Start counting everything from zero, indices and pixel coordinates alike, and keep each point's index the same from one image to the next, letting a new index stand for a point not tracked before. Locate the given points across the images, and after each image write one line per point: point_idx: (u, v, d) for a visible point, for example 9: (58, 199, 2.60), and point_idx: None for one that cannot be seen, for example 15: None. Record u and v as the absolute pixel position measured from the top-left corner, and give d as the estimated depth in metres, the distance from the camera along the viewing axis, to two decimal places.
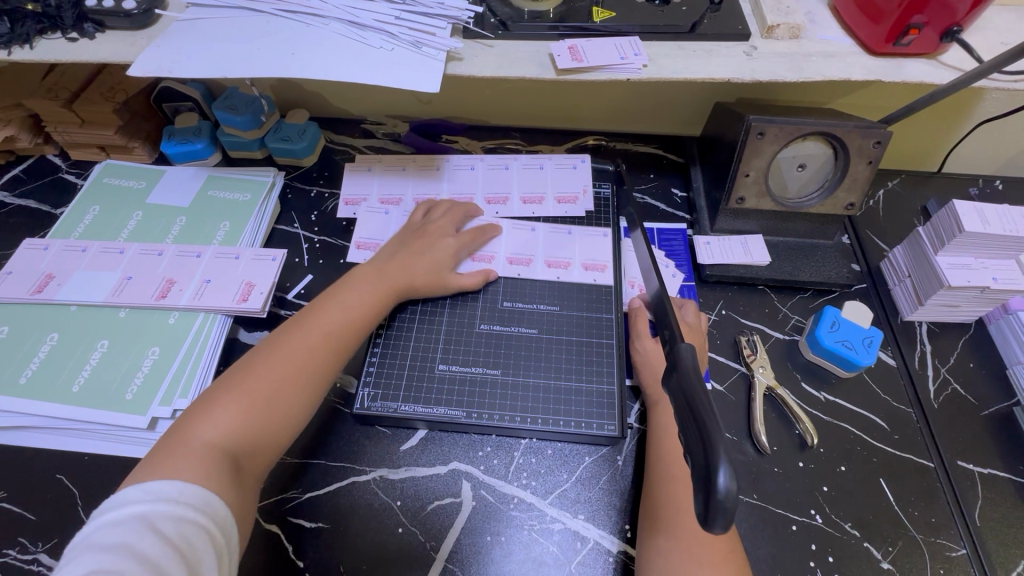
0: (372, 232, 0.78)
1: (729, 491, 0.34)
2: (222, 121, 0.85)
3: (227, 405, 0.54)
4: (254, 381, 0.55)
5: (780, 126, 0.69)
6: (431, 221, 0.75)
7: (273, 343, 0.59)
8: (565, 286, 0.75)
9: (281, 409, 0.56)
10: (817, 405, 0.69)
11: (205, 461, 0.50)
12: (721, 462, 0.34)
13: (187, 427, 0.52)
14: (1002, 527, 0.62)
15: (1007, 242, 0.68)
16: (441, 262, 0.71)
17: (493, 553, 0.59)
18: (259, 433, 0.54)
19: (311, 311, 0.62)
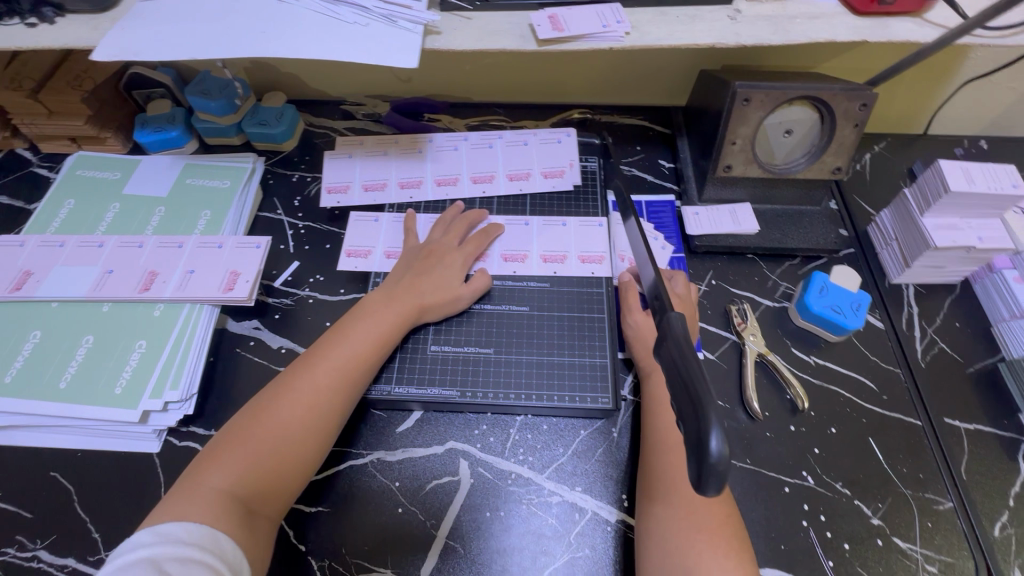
0: (361, 238, 0.76)
1: (721, 454, 0.34)
2: (196, 106, 0.82)
3: (237, 449, 0.54)
4: (264, 424, 0.55)
5: (766, 92, 0.68)
6: (432, 242, 0.72)
7: (282, 384, 0.59)
8: (560, 281, 0.73)
9: (291, 454, 0.55)
10: (807, 369, 0.70)
11: (214, 509, 0.49)
12: (713, 426, 0.34)
13: (201, 472, 0.52)
14: (986, 479, 0.63)
15: (992, 201, 0.68)
16: (447, 283, 0.69)
17: (493, 528, 0.60)
18: (269, 479, 0.53)
19: (319, 351, 0.61)
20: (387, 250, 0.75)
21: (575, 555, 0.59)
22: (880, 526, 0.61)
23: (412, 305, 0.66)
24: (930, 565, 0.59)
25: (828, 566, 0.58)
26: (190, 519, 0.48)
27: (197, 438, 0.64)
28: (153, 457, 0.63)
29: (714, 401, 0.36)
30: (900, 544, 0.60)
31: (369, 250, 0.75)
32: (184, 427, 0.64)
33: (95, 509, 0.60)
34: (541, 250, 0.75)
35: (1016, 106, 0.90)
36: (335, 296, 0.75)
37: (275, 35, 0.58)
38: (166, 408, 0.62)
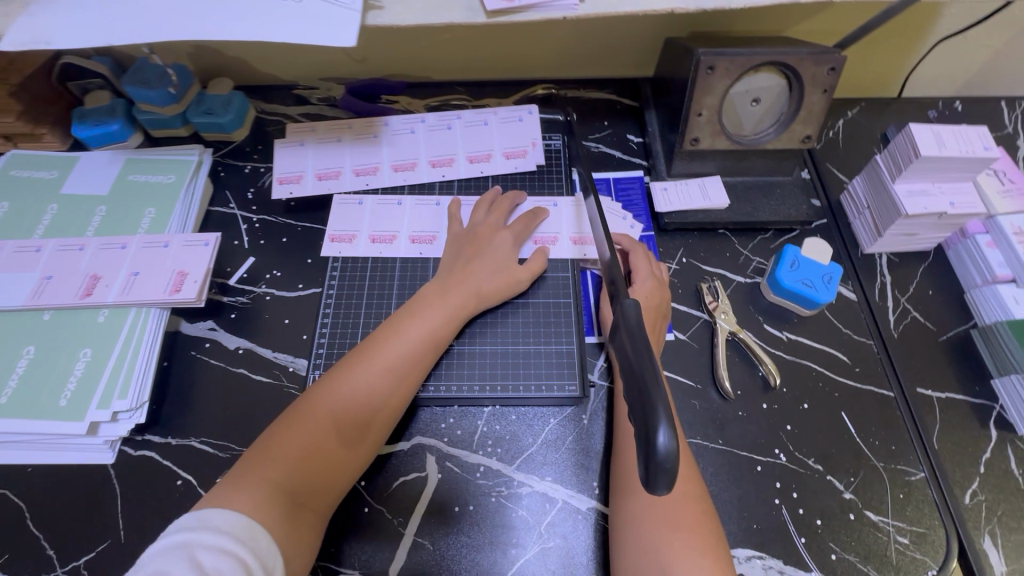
0: (346, 222, 0.73)
1: (669, 451, 0.32)
2: (135, 97, 0.77)
3: (289, 441, 0.53)
4: (317, 417, 0.55)
5: (730, 59, 0.65)
6: (477, 224, 0.70)
7: (335, 376, 0.58)
8: (556, 265, 0.71)
9: (341, 450, 0.55)
10: (780, 345, 0.69)
11: (263, 500, 0.49)
12: (660, 421, 0.33)
13: (255, 461, 0.52)
14: (958, 447, 0.63)
15: (963, 165, 0.66)
16: (500, 268, 0.67)
17: (462, 522, 0.59)
18: (319, 474, 0.53)
19: (373, 343, 0.60)
20: (373, 235, 0.72)
21: (546, 545, 0.58)
22: (852, 500, 0.60)
23: (468, 297, 0.64)
24: (902, 536, 0.58)
25: (800, 543, 0.58)
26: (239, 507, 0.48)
27: (154, 446, 0.62)
28: (107, 468, 0.61)
29: (663, 394, 0.35)
30: (872, 517, 0.59)
31: (354, 234, 0.72)
32: (139, 435, 0.62)
33: (49, 524, 0.58)
34: (534, 233, 0.72)
35: (990, 65, 0.88)
36: (293, 292, 0.72)
37: (200, 15, 0.54)
38: (116, 418, 0.60)
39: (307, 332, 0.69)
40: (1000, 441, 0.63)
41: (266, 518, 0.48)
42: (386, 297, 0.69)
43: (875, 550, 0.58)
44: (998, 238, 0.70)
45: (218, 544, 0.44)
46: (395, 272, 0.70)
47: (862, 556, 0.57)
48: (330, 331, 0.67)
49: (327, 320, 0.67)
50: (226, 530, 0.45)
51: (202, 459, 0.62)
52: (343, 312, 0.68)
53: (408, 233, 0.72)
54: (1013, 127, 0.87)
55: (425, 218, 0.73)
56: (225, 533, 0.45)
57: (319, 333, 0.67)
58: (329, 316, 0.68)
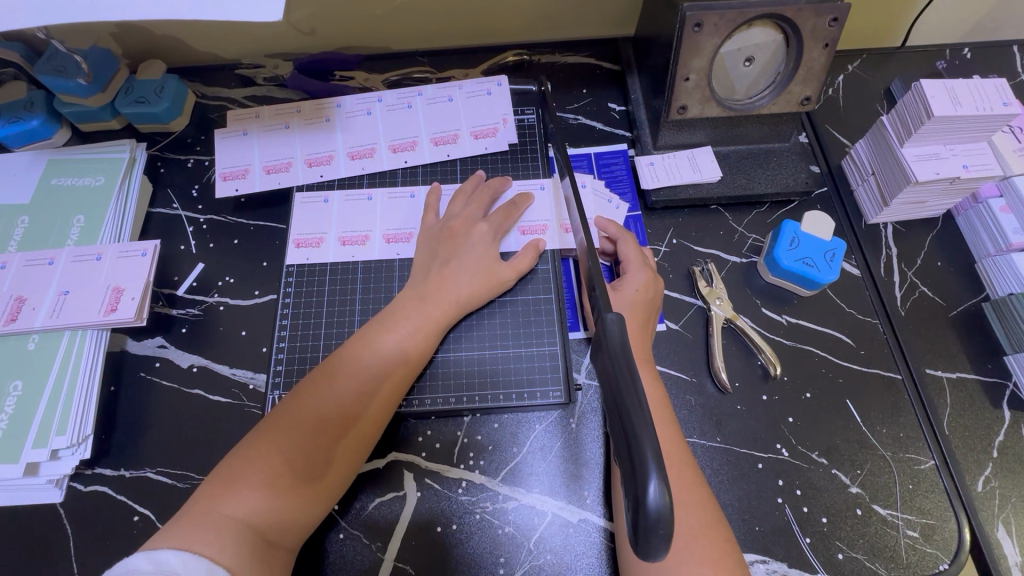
0: (311, 224, 0.66)
1: (659, 509, 0.31)
2: (53, 88, 0.68)
3: (254, 470, 0.46)
4: (284, 441, 0.48)
5: (721, 14, 0.57)
6: (452, 216, 0.63)
7: (303, 395, 0.51)
8: (546, 258, 0.64)
9: (316, 478, 0.49)
10: (779, 330, 0.64)
11: (228, 541, 0.42)
12: (651, 475, 0.31)
13: (212, 498, 0.45)
14: (969, 432, 0.59)
15: (978, 124, 0.60)
16: (482, 264, 0.60)
17: (446, 544, 0.55)
18: (291, 508, 0.47)
19: (345, 359, 0.54)
20: (343, 237, 0.65)
21: (536, 562, 0.54)
22: (859, 495, 0.56)
23: (451, 301, 0.58)
24: (912, 530, 0.55)
25: (805, 544, 0.54)
26: (203, 550, 0.41)
27: (106, 480, 0.57)
28: (55, 508, 0.55)
29: (652, 434, 0.33)
30: (881, 512, 0.56)
31: (322, 237, 0.65)
32: (88, 469, 0.57)
33: None
34: (519, 222, 0.65)
35: (1002, 6, 0.80)
36: (249, 300, 0.65)
37: None
38: (57, 455, 0.55)
39: (266, 343, 0.63)
40: (1013, 422, 0.60)
41: (235, 562, 0.42)
42: (349, 301, 0.63)
43: (884, 548, 0.54)
44: (1013, 202, 0.64)
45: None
46: (357, 275, 0.64)
47: (870, 554, 0.54)
48: (289, 343, 0.61)
49: (286, 331, 0.61)
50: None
51: (159, 491, 0.56)
52: (304, 321, 0.62)
53: (381, 232, 0.66)
54: None
55: (400, 214, 0.66)
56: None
57: (276, 348, 0.61)
58: (287, 328, 0.62)
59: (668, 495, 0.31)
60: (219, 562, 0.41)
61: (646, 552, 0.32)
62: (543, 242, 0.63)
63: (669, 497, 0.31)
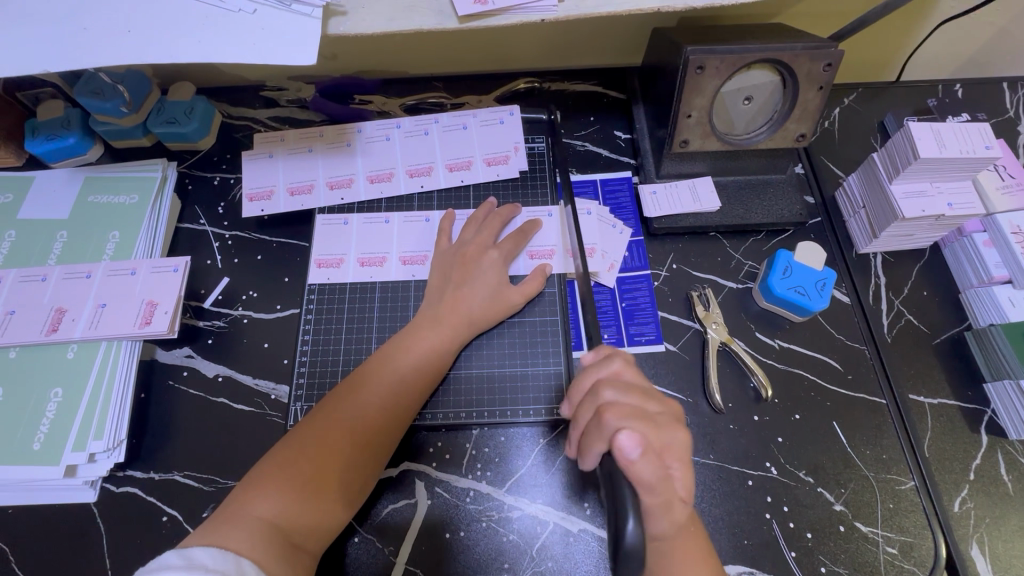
0: (332, 245, 0.70)
1: (634, 543, 0.39)
2: (90, 109, 0.72)
3: (282, 477, 0.51)
4: (310, 451, 0.53)
5: (721, 58, 0.61)
6: (465, 243, 0.67)
7: (327, 409, 0.56)
8: (552, 280, 0.68)
9: (338, 486, 0.53)
10: (772, 353, 0.67)
11: (258, 540, 0.46)
12: (629, 514, 0.40)
13: (243, 500, 0.49)
14: (948, 454, 0.63)
15: (963, 165, 0.64)
16: (492, 287, 0.64)
17: (454, 549, 0.59)
18: (316, 513, 0.51)
19: (366, 375, 0.58)
20: (361, 257, 0.69)
21: (538, 569, 0.57)
22: (842, 512, 0.60)
23: (464, 322, 0.62)
24: (891, 546, 0.58)
25: (790, 557, 0.58)
26: (236, 547, 0.45)
27: (137, 482, 0.61)
28: (90, 507, 0.59)
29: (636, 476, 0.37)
30: (862, 529, 0.59)
31: (342, 257, 0.69)
32: (120, 471, 0.61)
33: (34, 567, 0.57)
34: (527, 247, 0.69)
35: (991, 45, 0.84)
36: (271, 314, 0.69)
37: (142, 32, 0.48)
38: (93, 458, 0.59)
39: (287, 355, 0.67)
40: (990, 446, 0.63)
41: (264, 561, 0.45)
42: (367, 317, 0.67)
43: (864, 562, 0.58)
44: (995, 237, 0.68)
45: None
46: (374, 295, 0.68)
47: (851, 568, 0.58)
48: (310, 356, 0.65)
49: (307, 345, 0.65)
50: (213, 568, 0.41)
51: (186, 493, 0.60)
52: (323, 335, 0.66)
53: (398, 254, 0.69)
54: (1014, 111, 0.84)
55: (415, 236, 0.70)
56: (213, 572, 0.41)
57: (298, 362, 0.65)
58: (308, 342, 0.66)
59: (641, 532, 0.40)
60: (251, 558, 0.45)
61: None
62: (549, 267, 0.67)
63: None
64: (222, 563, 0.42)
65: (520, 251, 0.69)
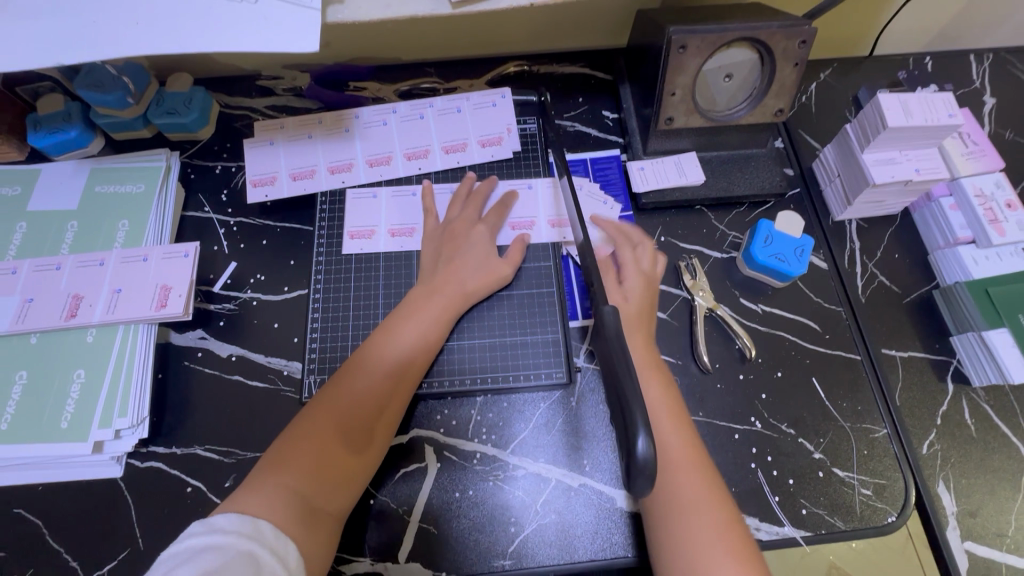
0: (361, 218, 0.73)
1: (646, 457, 0.38)
2: (91, 102, 0.73)
3: (299, 450, 0.54)
4: (326, 422, 0.56)
5: (702, 37, 0.64)
6: (451, 219, 0.71)
7: (335, 385, 0.59)
8: (532, 248, 0.72)
9: (354, 453, 0.57)
10: (755, 317, 0.72)
11: (279, 505, 0.50)
12: (639, 431, 0.38)
13: (266, 471, 0.53)
14: (917, 403, 0.68)
15: (928, 133, 0.68)
16: (482, 262, 0.68)
17: (464, 507, 0.63)
18: (335, 477, 0.55)
19: (369, 349, 0.62)
20: (352, 231, 0.72)
21: (542, 522, 0.62)
22: (821, 459, 0.65)
23: (459, 296, 0.66)
24: (865, 488, 0.64)
25: (774, 501, 0.63)
26: (256, 512, 0.49)
27: (160, 456, 0.64)
28: (117, 481, 0.63)
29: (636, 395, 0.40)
30: (839, 474, 0.64)
31: (373, 229, 0.73)
32: (144, 447, 0.64)
33: (67, 539, 0.60)
34: (509, 218, 0.73)
35: (959, 18, 0.87)
36: (280, 295, 0.72)
37: (150, 24, 0.50)
38: (119, 435, 0.62)
39: (297, 334, 0.70)
40: (955, 394, 0.68)
41: (286, 524, 0.49)
42: (373, 290, 0.70)
43: (841, 504, 0.63)
44: (961, 200, 0.72)
45: (224, 543, 0.44)
46: (379, 264, 0.72)
47: (829, 509, 0.63)
48: (320, 332, 0.68)
49: (316, 321, 0.69)
50: (231, 529, 0.45)
51: (209, 465, 0.64)
52: (331, 311, 0.69)
53: (385, 228, 0.73)
54: (981, 81, 0.88)
55: (401, 209, 0.74)
56: (230, 533, 0.45)
57: (309, 339, 0.68)
58: (318, 319, 0.69)
59: (654, 447, 0.38)
60: (270, 520, 0.49)
61: (637, 493, 0.39)
62: (529, 237, 0.72)
63: (654, 449, 0.38)
64: (239, 524, 0.46)
65: (502, 223, 0.73)
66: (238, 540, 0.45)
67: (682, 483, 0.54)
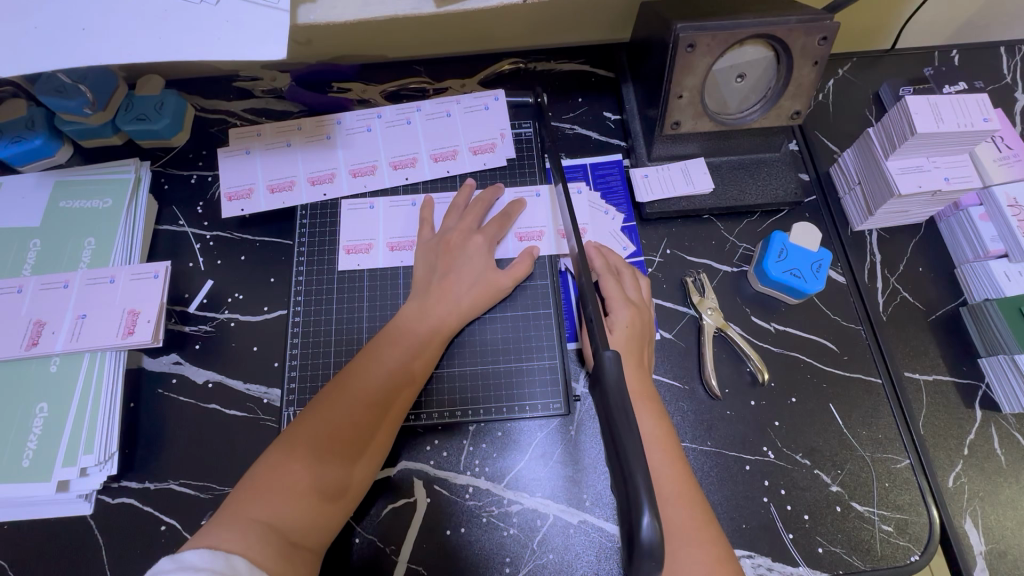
0: (358, 231, 0.68)
1: (651, 540, 0.35)
2: (54, 109, 0.68)
3: (276, 481, 0.50)
4: (306, 447, 0.52)
5: (713, 34, 0.58)
6: (448, 230, 0.66)
7: (317, 409, 0.55)
8: (541, 263, 0.67)
9: (335, 482, 0.52)
10: (768, 337, 0.67)
11: (252, 540, 0.46)
12: (644, 510, 0.35)
13: (240, 503, 0.48)
14: (942, 431, 0.63)
15: (960, 138, 0.63)
16: (479, 274, 0.63)
17: (455, 546, 0.59)
18: (315, 506, 0.51)
19: (354, 369, 0.58)
20: (348, 245, 0.68)
21: (539, 562, 0.58)
22: (839, 493, 0.61)
23: (452, 313, 0.62)
24: (886, 525, 0.59)
25: (788, 539, 0.59)
26: (228, 548, 0.44)
27: (132, 492, 0.60)
28: (86, 519, 0.59)
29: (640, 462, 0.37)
30: (858, 509, 0.60)
31: (371, 243, 0.68)
32: (114, 483, 0.60)
33: None
34: (515, 228, 0.68)
35: (990, 7, 0.81)
36: (259, 315, 0.68)
37: (98, 30, 0.45)
38: (86, 472, 0.58)
39: (277, 358, 0.66)
40: (983, 421, 0.64)
41: (260, 560, 0.45)
42: (358, 313, 0.66)
43: (861, 542, 0.59)
44: (992, 210, 0.67)
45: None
46: (363, 283, 0.67)
47: (848, 548, 0.58)
48: (301, 357, 0.64)
49: (297, 346, 0.64)
50: (204, 566, 0.40)
51: (184, 502, 0.60)
52: (313, 334, 0.65)
53: (385, 241, 0.68)
54: (1012, 76, 0.82)
55: (401, 221, 0.69)
56: (202, 570, 0.40)
57: (288, 365, 0.63)
58: (298, 343, 0.64)
59: (659, 527, 0.35)
60: (243, 555, 0.44)
61: (639, 575, 0.36)
62: (537, 249, 0.66)
63: (660, 530, 0.35)
64: (212, 561, 0.41)
65: (507, 233, 0.68)
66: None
67: (677, 550, 0.48)
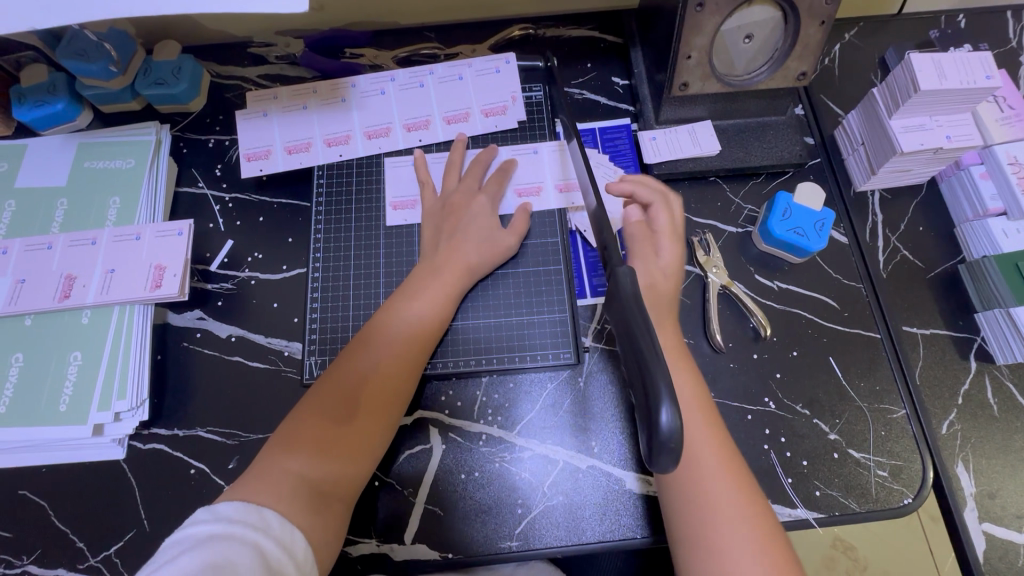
0: (404, 187, 0.71)
1: (670, 431, 0.39)
2: (76, 72, 0.70)
3: (304, 436, 0.53)
4: (329, 404, 0.55)
5: None
6: (450, 192, 0.68)
7: (339, 367, 0.58)
8: (541, 218, 0.70)
9: (358, 435, 0.55)
10: (770, 295, 0.69)
11: (284, 494, 0.49)
12: (663, 402, 0.39)
13: (271, 458, 0.51)
14: (937, 383, 0.66)
15: (962, 96, 0.64)
16: (487, 234, 0.66)
17: (470, 488, 0.62)
18: (342, 460, 0.53)
19: (373, 329, 0.60)
20: (395, 202, 0.70)
21: (550, 503, 0.61)
22: (837, 440, 0.63)
23: (464, 270, 0.64)
24: (882, 470, 0.62)
25: (787, 483, 0.61)
26: (261, 500, 0.48)
27: (162, 438, 0.63)
28: (119, 463, 0.62)
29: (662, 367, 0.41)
30: (855, 455, 0.63)
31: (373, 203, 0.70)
32: (146, 429, 0.63)
33: (72, 520, 0.60)
34: (514, 185, 0.70)
35: None
36: (278, 274, 0.70)
37: None
38: (119, 417, 0.61)
39: (297, 314, 0.68)
40: (978, 372, 0.66)
41: (290, 511, 0.48)
42: (374, 265, 0.68)
43: (857, 485, 0.61)
44: (992, 169, 0.69)
45: (231, 534, 0.43)
46: (379, 240, 0.69)
47: (844, 491, 0.61)
48: (321, 309, 0.66)
49: (316, 300, 0.67)
50: (237, 518, 0.44)
51: (212, 447, 0.63)
52: (330, 290, 0.67)
53: (389, 200, 0.70)
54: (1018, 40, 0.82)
55: (402, 181, 0.71)
56: (237, 521, 0.44)
57: (309, 318, 0.66)
58: (318, 299, 0.67)
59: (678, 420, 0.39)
60: (275, 509, 0.47)
61: (659, 464, 0.40)
62: (534, 205, 0.69)
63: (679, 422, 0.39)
64: (247, 513, 0.45)
65: (507, 190, 0.70)
66: (245, 531, 0.44)
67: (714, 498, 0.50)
